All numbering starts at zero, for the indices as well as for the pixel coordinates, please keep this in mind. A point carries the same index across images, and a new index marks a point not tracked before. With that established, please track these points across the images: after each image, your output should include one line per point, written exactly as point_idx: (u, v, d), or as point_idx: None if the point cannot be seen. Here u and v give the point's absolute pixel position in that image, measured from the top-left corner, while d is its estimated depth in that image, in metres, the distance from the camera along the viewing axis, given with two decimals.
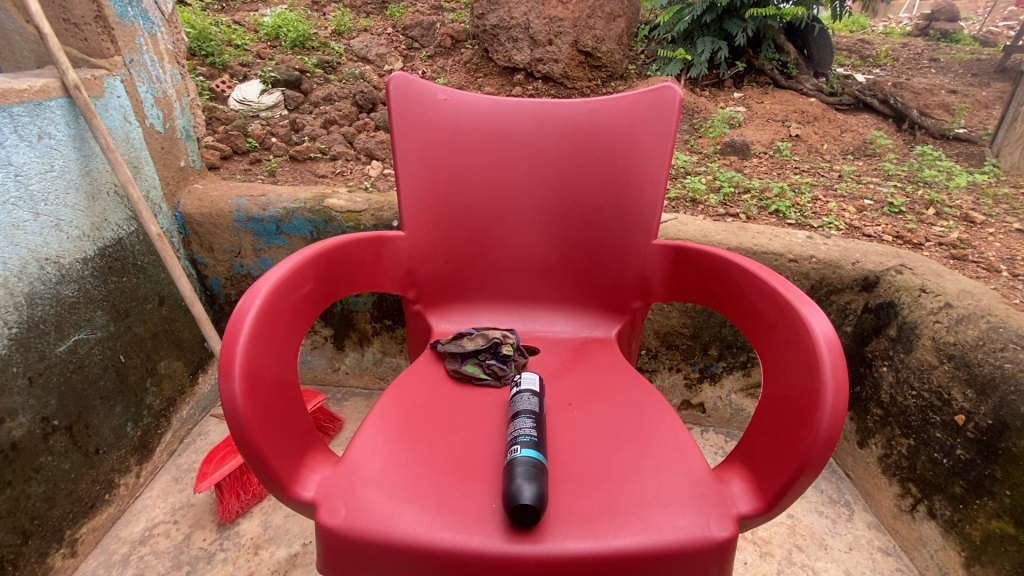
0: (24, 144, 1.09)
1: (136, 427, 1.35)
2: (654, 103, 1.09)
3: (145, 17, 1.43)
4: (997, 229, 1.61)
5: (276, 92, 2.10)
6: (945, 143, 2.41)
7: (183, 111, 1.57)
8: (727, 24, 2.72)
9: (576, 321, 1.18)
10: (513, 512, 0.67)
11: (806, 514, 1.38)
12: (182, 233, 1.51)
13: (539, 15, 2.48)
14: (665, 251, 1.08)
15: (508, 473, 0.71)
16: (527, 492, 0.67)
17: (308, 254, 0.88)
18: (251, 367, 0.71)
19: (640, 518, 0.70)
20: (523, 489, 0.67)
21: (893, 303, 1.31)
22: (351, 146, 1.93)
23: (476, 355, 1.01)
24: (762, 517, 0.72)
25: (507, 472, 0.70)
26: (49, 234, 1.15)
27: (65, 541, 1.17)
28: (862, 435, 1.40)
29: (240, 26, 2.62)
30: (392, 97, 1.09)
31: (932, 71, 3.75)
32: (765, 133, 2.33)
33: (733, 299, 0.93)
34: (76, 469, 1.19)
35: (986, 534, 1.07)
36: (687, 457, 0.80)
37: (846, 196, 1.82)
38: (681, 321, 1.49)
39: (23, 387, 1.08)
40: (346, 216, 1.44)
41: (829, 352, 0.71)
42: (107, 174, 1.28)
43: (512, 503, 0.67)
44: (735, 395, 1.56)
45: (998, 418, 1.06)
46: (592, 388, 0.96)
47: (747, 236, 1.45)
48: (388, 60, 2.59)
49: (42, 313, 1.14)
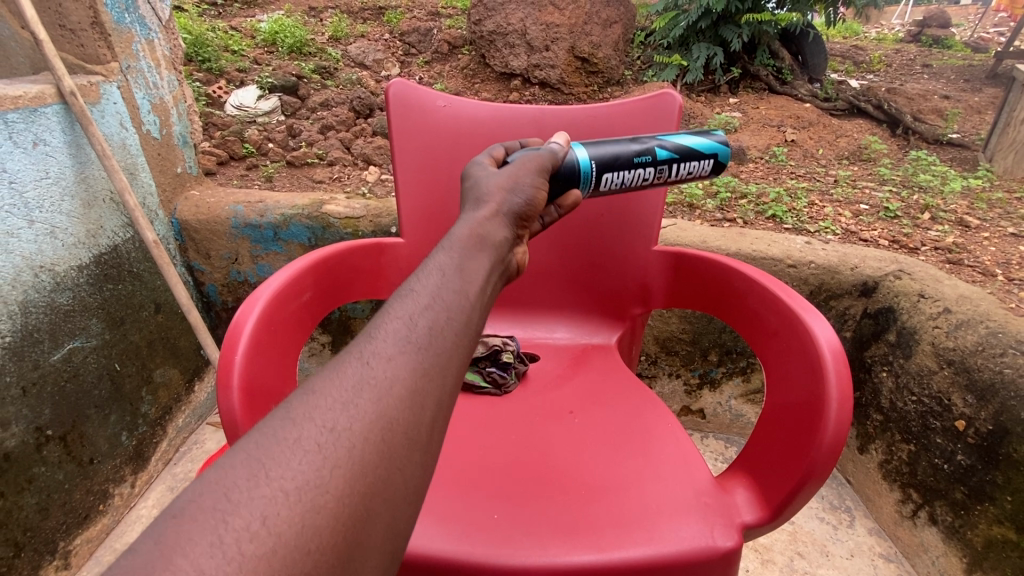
0: (19, 151, 1.08)
1: (131, 435, 1.34)
2: (654, 110, 1.09)
3: (142, 23, 1.42)
4: (992, 233, 1.62)
5: (273, 97, 2.09)
6: (939, 147, 2.42)
7: (180, 118, 1.55)
8: (722, 30, 2.75)
9: (575, 328, 1.17)
10: (555, 184, 0.79)
11: (807, 521, 1.37)
12: (178, 239, 1.50)
13: (535, 21, 2.49)
14: (665, 257, 1.08)
15: (614, 160, 0.82)
16: (566, 164, 0.79)
17: (307, 262, 0.87)
18: (249, 379, 0.70)
19: (645, 529, 0.69)
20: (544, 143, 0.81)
21: (893, 308, 1.30)
22: (348, 151, 1.92)
23: (476, 363, 1.01)
24: (768, 526, 0.71)
25: (612, 166, 0.82)
26: (44, 242, 1.14)
27: (59, 553, 1.16)
28: (862, 441, 1.40)
29: (238, 32, 2.61)
30: (391, 104, 1.09)
31: (925, 77, 3.78)
32: (762, 139, 2.34)
33: (734, 305, 0.93)
34: (71, 480, 1.18)
35: (988, 540, 1.08)
36: (691, 465, 0.79)
37: (842, 201, 1.82)
38: (680, 326, 1.49)
39: (17, 396, 1.08)
40: (345, 223, 1.44)
41: (834, 360, 0.71)
42: (103, 180, 1.27)
43: (559, 184, 0.80)
44: (735, 400, 1.54)
45: (998, 424, 1.06)
46: (593, 394, 0.96)
47: (745, 241, 1.45)
48: (385, 66, 2.59)
49: (36, 321, 1.13)
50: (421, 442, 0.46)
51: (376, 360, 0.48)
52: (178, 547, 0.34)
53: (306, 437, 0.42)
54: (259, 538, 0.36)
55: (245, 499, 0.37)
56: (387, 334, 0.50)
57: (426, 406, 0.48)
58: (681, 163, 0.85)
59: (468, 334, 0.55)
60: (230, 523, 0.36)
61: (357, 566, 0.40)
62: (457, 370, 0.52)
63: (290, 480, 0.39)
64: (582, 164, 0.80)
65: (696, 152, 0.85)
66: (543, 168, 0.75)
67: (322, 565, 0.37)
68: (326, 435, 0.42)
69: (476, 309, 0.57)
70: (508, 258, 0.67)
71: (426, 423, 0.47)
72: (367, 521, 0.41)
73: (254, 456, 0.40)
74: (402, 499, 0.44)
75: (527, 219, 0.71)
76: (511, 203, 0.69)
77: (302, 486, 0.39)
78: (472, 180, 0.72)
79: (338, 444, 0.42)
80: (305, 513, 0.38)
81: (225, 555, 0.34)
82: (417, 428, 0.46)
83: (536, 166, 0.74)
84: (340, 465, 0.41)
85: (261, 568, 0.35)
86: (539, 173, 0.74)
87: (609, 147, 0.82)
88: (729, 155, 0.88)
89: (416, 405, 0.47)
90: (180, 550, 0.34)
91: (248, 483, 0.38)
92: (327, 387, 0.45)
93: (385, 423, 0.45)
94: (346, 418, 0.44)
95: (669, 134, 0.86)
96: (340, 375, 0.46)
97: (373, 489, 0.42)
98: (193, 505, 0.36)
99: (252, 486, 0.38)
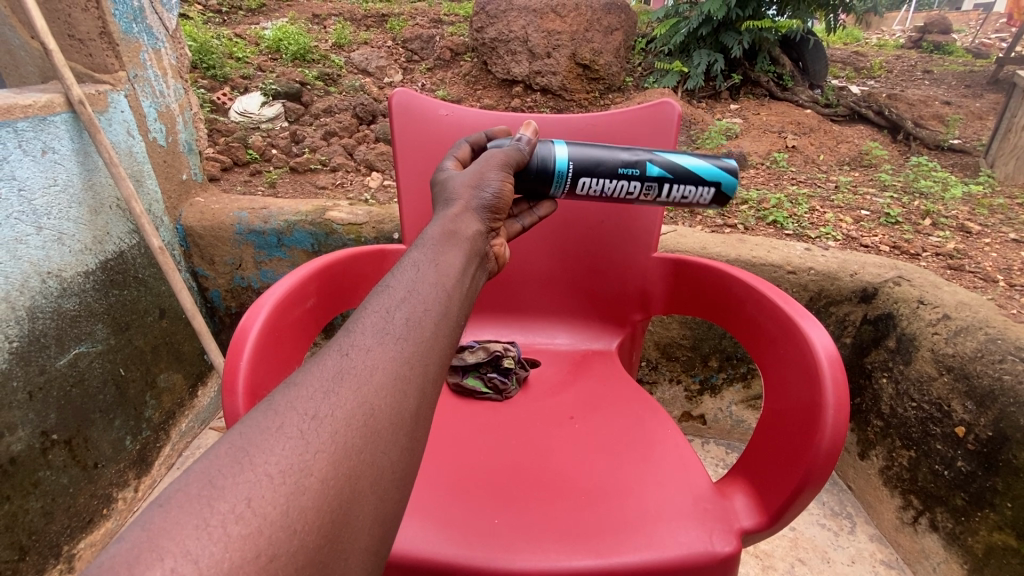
0: (28, 159, 1.09)
1: (135, 440, 1.35)
2: (653, 118, 1.10)
3: (149, 33, 1.44)
4: (993, 239, 1.62)
5: (277, 104, 2.11)
6: (940, 153, 2.43)
7: (185, 125, 1.57)
8: (723, 36, 2.76)
9: (576, 334, 1.18)
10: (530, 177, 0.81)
11: (808, 527, 1.36)
12: (183, 245, 1.52)
13: (537, 28, 2.52)
14: (664, 264, 1.08)
15: (596, 166, 0.81)
16: (538, 159, 0.81)
17: (312, 269, 0.89)
18: (253, 384, 0.71)
19: (643, 534, 0.70)
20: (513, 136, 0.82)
21: (892, 315, 1.31)
22: (351, 157, 1.94)
23: (478, 368, 1.02)
24: (766, 533, 0.72)
25: (593, 170, 0.81)
26: (51, 248, 1.16)
27: (63, 557, 1.16)
28: (863, 447, 1.40)
29: (242, 39, 2.63)
30: (393, 114, 1.10)
31: (926, 83, 3.80)
32: (762, 145, 2.35)
33: (733, 312, 0.93)
34: (75, 484, 1.19)
35: (988, 547, 1.08)
36: (690, 471, 0.79)
37: (843, 207, 1.83)
38: (680, 332, 1.50)
39: (23, 401, 1.09)
40: (348, 229, 1.45)
41: (830, 367, 0.72)
42: (110, 188, 1.28)
43: (531, 180, 0.81)
44: (736, 406, 1.55)
45: (998, 431, 1.06)
46: (593, 400, 0.97)
47: (745, 248, 1.45)
48: (388, 72, 2.61)
49: (43, 327, 1.14)
50: (404, 426, 0.47)
51: (355, 351, 0.50)
52: (163, 532, 0.34)
53: (289, 425, 0.43)
54: (245, 520, 0.37)
55: (230, 485, 0.38)
56: (365, 327, 0.52)
57: (408, 393, 0.49)
58: (673, 184, 0.83)
59: (446, 324, 0.57)
60: (215, 507, 0.36)
61: (343, 547, 0.40)
62: (437, 361, 0.54)
63: (274, 464, 0.40)
64: (558, 164, 0.81)
65: (693, 176, 0.83)
66: (507, 163, 0.77)
67: (309, 545, 0.38)
68: (308, 423, 0.43)
69: (453, 301, 0.60)
70: (485, 249, 0.73)
71: (407, 410, 0.48)
72: (352, 499, 0.42)
73: (237, 445, 0.41)
74: (388, 483, 0.45)
75: (500, 212, 0.76)
76: (479, 198, 0.73)
77: (286, 470, 0.40)
78: (441, 182, 0.77)
79: (321, 431, 0.43)
80: (289, 496, 0.39)
81: (211, 537, 0.35)
82: (398, 413, 0.48)
83: (499, 162, 0.77)
84: (323, 450, 0.42)
85: (247, 547, 0.35)
86: (503, 169, 0.77)
87: (593, 152, 0.82)
88: (734, 188, 0.85)
89: (397, 392, 0.49)
90: (165, 533, 0.34)
91: (232, 470, 0.39)
92: (307, 379, 0.47)
93: (366, 409, 0.46)
94: (328, 406, 0.45)
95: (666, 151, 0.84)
96: (319, 368, 0.48)
97: (357, 472, 0.43)
98: (177, 496, 0.37)
99: (236, 472, 0.39)
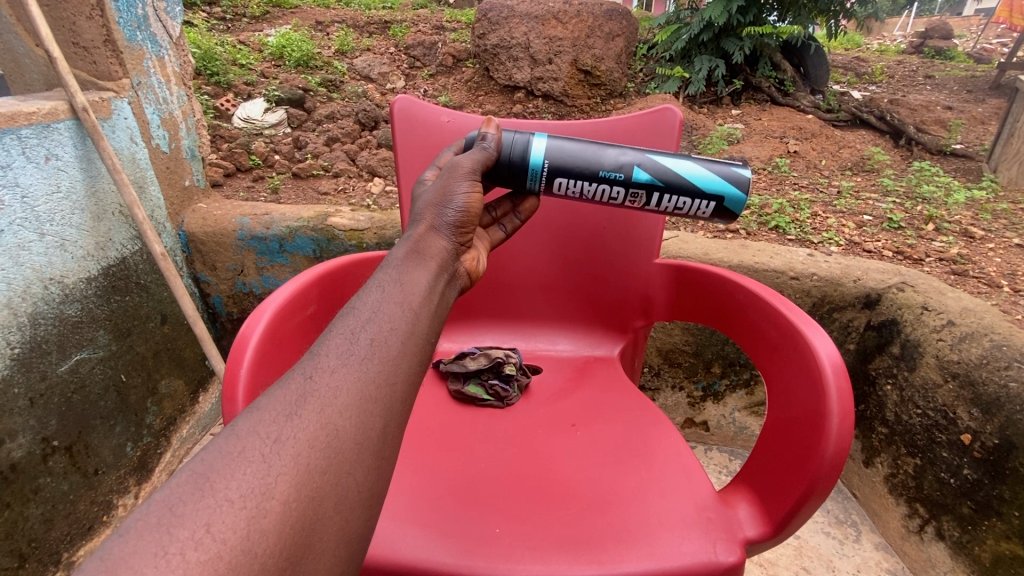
0: (31, 166, 1.10)
1: (135, 446, 1.34)
2: (654, 125, 1.10)
3: (153, 40, 1.45)
4: (998, 244, 1.61)
5: (280, 110, 2.12)
6: (943, 158, 2.42)
7: (189, 132, 1.58)
8: (724, 42, 2.77)
9: (577, 340, 1.18)
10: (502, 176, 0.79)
11: (813, 535, 1.35)
12: (185, 251, 1.52)
13: (539, 35, 2.53)
14: (666, 271, 1.08)
15: (576, 166, 0.78)
16: (507, 158, 0.78)
17: (313, 274, 0.89)
18: (253, 390, 0.71)
19: (647, 543, 0.69)
20: (478, 133, 0.80)
21: (896, 320, 1.30)
22: (353, 163, 1.94)
23: (479, 375, 1.02)
24: (771, 542, 0.71)
25: (571, 171, 0.78)
26: (53, 254, 1.16)
27: (63, 564, 1.16)
28: (868, 454, 1.39)
29: (246, 46, 2.64)
30: (396, 120, 1.11)
31: (928, 87, 3.80)
32: (764, 150, 2.35)
33: (735, 318, 0.93)
34: (75, 490, 1.18)
35: (995, 556, 1.07)
36: (693, 478, 0.79)
37: (845, 212, 1.83)
38: (683, 338, 1.49)
39: (24, 407, 1.09)
40: (349, 235, 1.45)
41: (835, 374, 0.71)
42: (113, 194, 1.28)
43: (502, 176, 0.80)
44: (739, 412, 1.54)
45: (1005, 438, 1.05)
46: (593, 408, 0.96)
47: (747, 254, 1.45)
48: (391, 79, 2.62)
49: (44, 333, 1.14)
50: (370, 447, 0.47)
51: (318, 375, 0.49)
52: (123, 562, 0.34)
53: (250, 449, 0.42)
54: (205, 546, 0.36)
55: (190, 512, 0.38)
56: (330, 349, 0.52)
57: (373, 414, 0.49)
58: (665, 192, 0.79)
59: (414, 342, 0.57)
60: (175, 535, 0.36)
61: (306, 569, 0.40)
62: (403, 379, 0.53)
63: (234, 489, 0.40)
64: (531, 161, 0.78)
65: (690, 186, 0.78)
66: (474, 170, 0.74)
67: (271, 569, 0.38)
68: (270, 446, 0.43)
69: (420, 318, 0.59)
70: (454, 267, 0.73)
71: (372, 429, 0.48)
72: (317, 522, 0.42)
73: (198, 473, 0.40)
74: (355, 503, 0.45)
75: (467, 226, 0.75)
76: (443, 216, 0.72)
77: (247, 494, 0.40)
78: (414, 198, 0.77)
79: (283, 454, 0.43)
80: (250, 519, 0.38)
81: (170, 564, 0.35)
82: (363, 433, 0.47)
83: (465, 171, 0.74)
84: (285, 472, 0.42)
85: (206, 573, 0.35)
86: (470, 177, 0.74)
87: (577, 151, 0.79)
88: (742, 203, 0.79)
89: (361, 412, 0.48)
90: (124, 563, 0.34)
91: (192, 497, 0.38)
92: (270, 404, 0.46)
93: (329, 430, 0.46)
94: (291, 429, 0.45)
95: (663, 158, 0.79)
96: (282, 392, 0.48)
97: (321, 494, 0.43)
98: (137, 525, 0.36)
99: (196, 499, 0.38)
